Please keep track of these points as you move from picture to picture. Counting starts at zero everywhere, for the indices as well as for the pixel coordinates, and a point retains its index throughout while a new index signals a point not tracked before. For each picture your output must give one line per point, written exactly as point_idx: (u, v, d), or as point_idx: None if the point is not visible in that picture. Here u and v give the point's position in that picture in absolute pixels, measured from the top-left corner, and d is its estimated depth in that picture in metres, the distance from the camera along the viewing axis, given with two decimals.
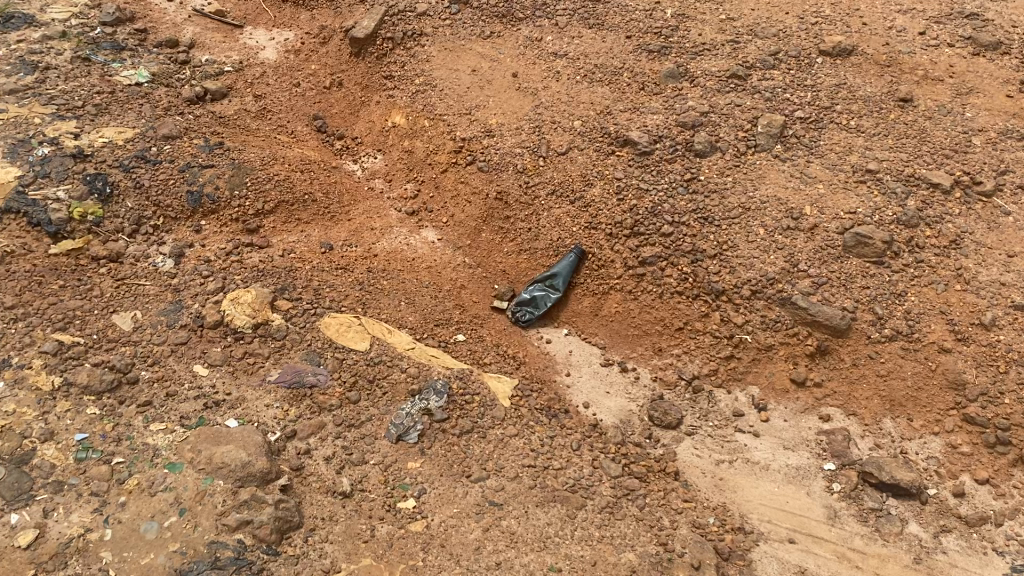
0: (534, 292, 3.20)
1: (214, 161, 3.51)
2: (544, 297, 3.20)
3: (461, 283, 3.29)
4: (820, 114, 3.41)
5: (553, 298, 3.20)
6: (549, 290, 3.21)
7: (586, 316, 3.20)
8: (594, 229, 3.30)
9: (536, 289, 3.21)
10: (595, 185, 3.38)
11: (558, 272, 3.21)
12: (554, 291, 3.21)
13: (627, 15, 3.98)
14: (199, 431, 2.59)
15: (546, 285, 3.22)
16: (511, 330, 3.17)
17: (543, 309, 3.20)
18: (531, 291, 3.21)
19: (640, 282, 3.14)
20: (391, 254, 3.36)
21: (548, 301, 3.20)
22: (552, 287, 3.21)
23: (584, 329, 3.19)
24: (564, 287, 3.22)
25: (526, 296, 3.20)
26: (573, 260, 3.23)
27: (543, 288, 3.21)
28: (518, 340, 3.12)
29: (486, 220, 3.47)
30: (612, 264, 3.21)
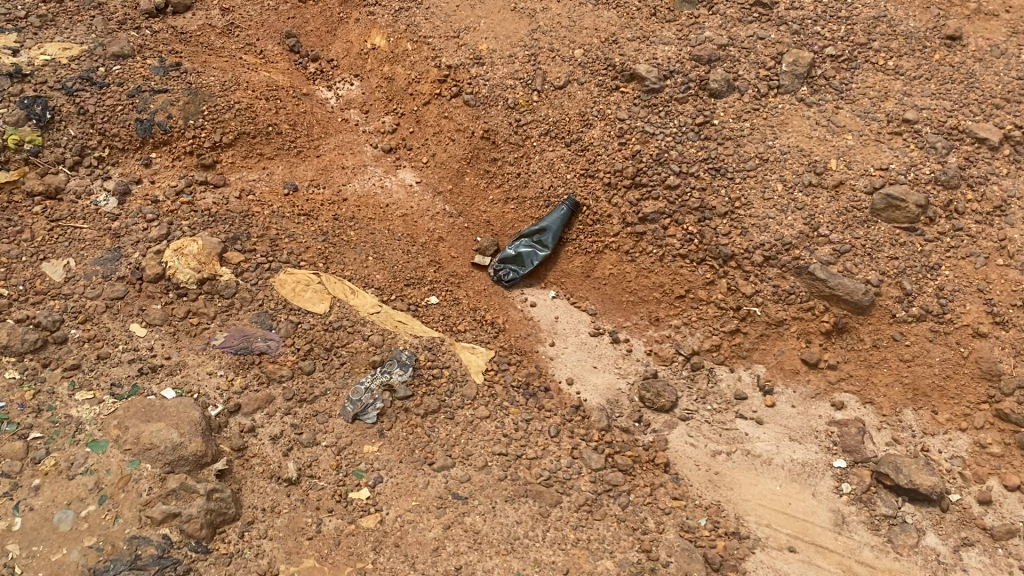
0: (520, 249, 2.87)
1: (169, 85, 3.13)
2: (530, 255, 2.87)
3: (439, 236, 2.96)
4: (853, 52, 2.99)
5: (541, 256, 2.87)
6: (536, 247, 2.88)
7: (577, 278, 2.88)
8: (590, 178, 2.94)
9: (522, 245, 2.88)
10: (595, 125, 3.01)
11: (547, 227, 2.87)
12: (542, 248, 2.87)
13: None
14: (129, 402, 2.30)
15: (533, 240, 2.88)
16: (492, 292, 2.84)
17: (529, 268, 2.88)
18: (516, 247, 2.88)
19: (639, 241, 2.80)
20: (362, 199, 3.04)
21: (535, 258, 2.87)
22: (540, 243, 2.88)
23: (574, 292, 2.87)
24: (553, 243, 2.88)
25: (510, 253, 2.87)
26: (565, 213, 2.88)
27: (529, 245, 2.88)
28: (500, 303, 2.81)
29: (470, 162, 3.11)
30: (608, 219, 2.86)
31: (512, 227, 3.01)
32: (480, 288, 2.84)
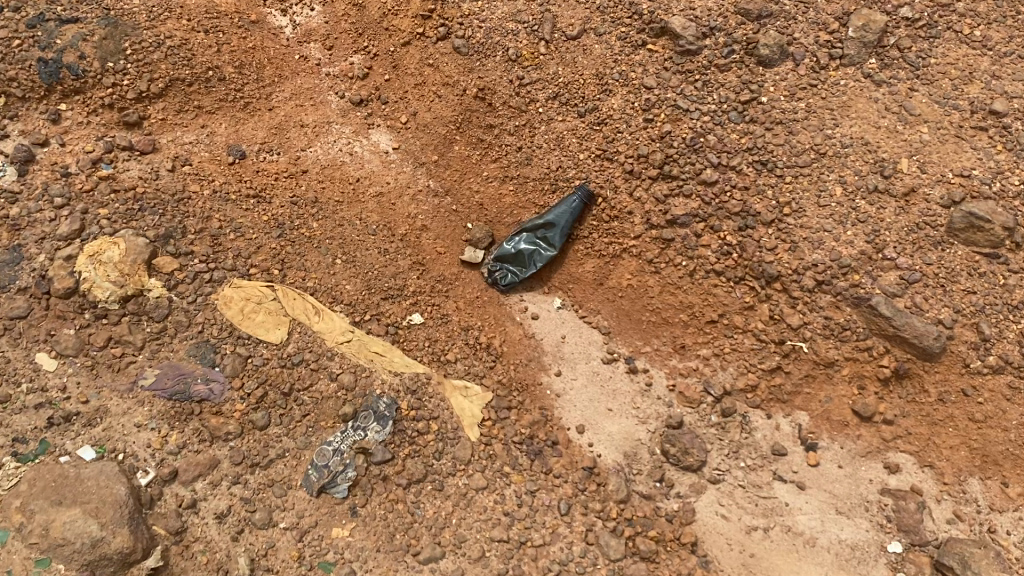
0: (521, 248, 2.40)
1: (82, 10, 2.39)
2: (533, 256, 2.40)
3: (421, 225, 2.43)
4: (933, 14, 2.41)
5: (546, 257, 2.40)
6: (541, 245, 2.40)
7: (586, 285, 2.41)
8: (607, 161, 2.43)
9: (524, 244, 2.40)
10: (616, 91, 2.46)
11: (555, 223, 2.38)
12: (548, 247, 2.39)
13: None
14: (36, 471, 1.80)
15: (538, 237, 2.40)
16: (485, 301, 2.38)
17: (532, 272, 2.41)
18: (517, 246, 2.40)
19: (666, 249, 2.32)
20: (326, 170, 2.47)
21: (539, 260, 2.40)
22: (546, 241, 2.39)
23: (583, 302, 2.40)
24: (562, 242, 2.40)
25: (509, 252, 2.40)
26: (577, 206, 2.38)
27: (533, 243, 2.40)
28: (495, 317, 2.34)
29: (460, 126, 2.55)
30: (628, 217, 2.37)
31: (512, 216, 2.51)
32: (471, 297, 2.36)
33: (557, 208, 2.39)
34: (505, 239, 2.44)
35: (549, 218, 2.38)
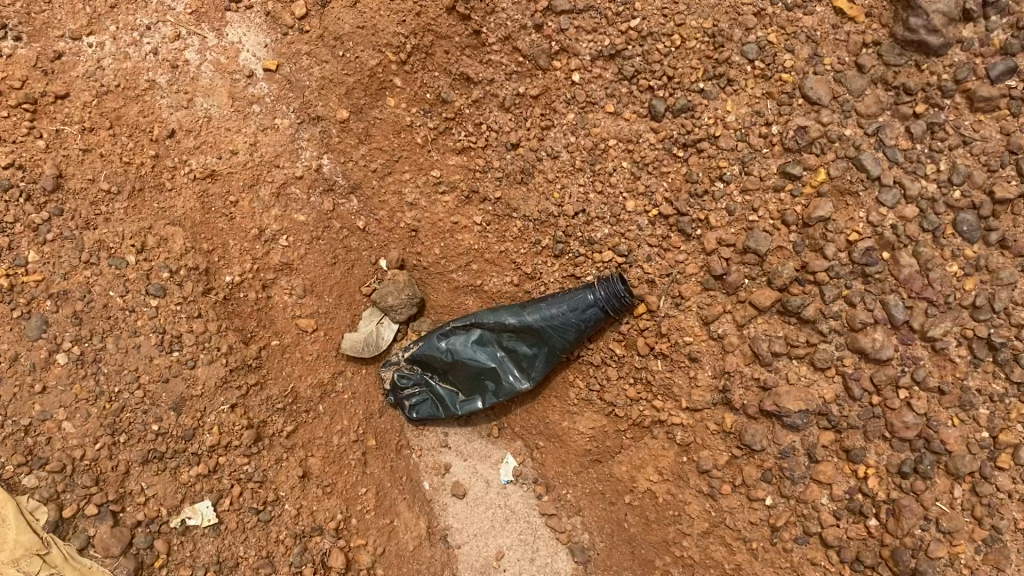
0: (466, 359, 1.23)
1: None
2: (484, 379, 1.24)
3: (270, 279, 1.21)
4: None
5: (507, 390, 1.23)
6: (503, 364, 1.22)
7: (569, 462, 1.29)
8: (681, 240, 1.17)
9: (471, 354, 1.23)
10: (741, 82, 1.11)
11: (537, 336, 1.18)
12: (516, 372, 1.22)
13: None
14: None
15: (501, 347, 1.22)
16: (369, 453, 1.26)
17: (476, 405, 1.26)
18: (459, 351, 1.23)
19: (743, 459, 1.16)
20: (108, 97, 1.13)
21: (494, 391, 1.24)
22: (516, 359, 1.21)
23: (551, 487, 1.32)
24: (545, 372, 1.21)
25: (442, 359, 1.24)
26: (588, 321, 1.15)
27: (490, 357, 1.22)
28: (375, 498, 1.23)
29: (407, 59, 1.21)
30: (687, 369, 1.17)
31: (472, 272, 1.32)
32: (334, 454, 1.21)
33: (547, 309, 1.17)
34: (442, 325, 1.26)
35: (526, 324, 1.18)
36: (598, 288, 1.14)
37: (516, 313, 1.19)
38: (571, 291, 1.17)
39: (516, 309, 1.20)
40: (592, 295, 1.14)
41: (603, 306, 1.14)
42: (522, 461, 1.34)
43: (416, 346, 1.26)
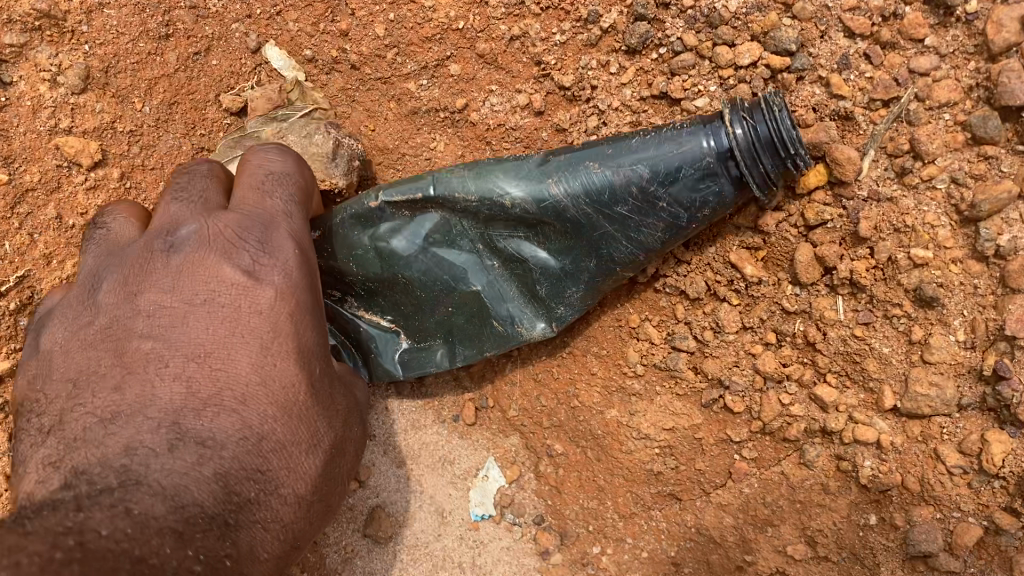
0: (415, 275, 0.56)
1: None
2: (452, 313, 0.58)
3: (9, 49, 0.56)
4: None
5: (504, 341, 0.58)
6: (496, 286, 0.56)
7: (613, 493, 0.61)
8: (931, 30, 0.50)
9: (422, 263, 0.55)
10: None
11: (579, 236, 0.53)
12: (523, 305, 0.56)
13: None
14: None
15: (490, 252, 0.55)
16: None
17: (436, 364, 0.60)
18: (396, 258, 0.56)
19: (1019, 541, 0.49)
20: None
21: (473, 341, 0.59)
22: (522, 279, 0.55)
23: (566, 539, 0.62)
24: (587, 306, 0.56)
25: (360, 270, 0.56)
26: (701, 208, 0.51)
27: (467, 270, 0.56)
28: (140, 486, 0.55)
29: None
30: (899, 325, 0.51)
31: (445, 81, 0.61)
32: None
33: (605, 178, 0.51)
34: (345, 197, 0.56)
35: (553, 212, 0.52)
36: (729, 134, 0.49)
37: (526, 182, 0.52)
38: (657, 134, 0.51)
39: (525, 173, 0.53)
40: (715, 148, 0.50)
41: (739, 172, 0.50)
42: (516, 481, 0.64)
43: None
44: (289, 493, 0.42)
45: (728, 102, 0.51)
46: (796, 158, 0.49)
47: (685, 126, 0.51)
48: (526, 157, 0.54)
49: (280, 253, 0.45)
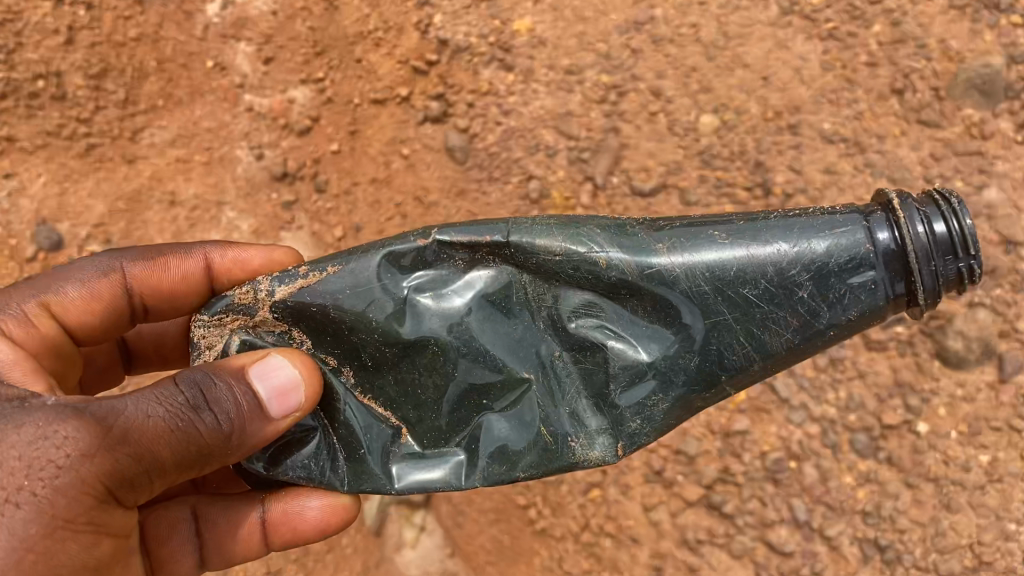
0: (448, 339, 0.87)
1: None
2: (483, 408, 0.88)
3: None
4: None
5: (554, 468, 0.86)
6: (558, 379, 0.87)
7: None
8: None
9: (455, 336, 0.87)
10: None
11: (700, 304, 0.86)
12: (591, 422, 0.87)
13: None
14: None
15: (554, 340, 0.88)
16: None
17: (456, 484, 0.87)
18: (409, 330, 0.87)
19: None
20: None
21: (513, 465, 0.87)
22: (591, 382, 0.87)
23: None
24: (660, 430, 0.88)
25: (349, 319, 0.87)
26: (857, 305, 0.85)
27: (528, 361, 0.87)
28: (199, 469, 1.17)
29: None
30: (630, 545, 1.40)
31: None
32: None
33: (737, 265, 0.85)
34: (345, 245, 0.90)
35: (662, 273, 0.86)
36: (894, 239, 0.85)
37: (634, 248, 0.87)
38: (817, 218, 0.87)
39: (633, 237, 0.88)
40: (876, 247, 0.85)
41: (907, 287, 0.85)
42: None
43: (300, 275, 0.88)
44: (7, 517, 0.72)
45: (898, 194, 0.89)
46: (972, 260, 0.86)
47: (841, 214, 0.87)
48: (629, 223, 0.90)
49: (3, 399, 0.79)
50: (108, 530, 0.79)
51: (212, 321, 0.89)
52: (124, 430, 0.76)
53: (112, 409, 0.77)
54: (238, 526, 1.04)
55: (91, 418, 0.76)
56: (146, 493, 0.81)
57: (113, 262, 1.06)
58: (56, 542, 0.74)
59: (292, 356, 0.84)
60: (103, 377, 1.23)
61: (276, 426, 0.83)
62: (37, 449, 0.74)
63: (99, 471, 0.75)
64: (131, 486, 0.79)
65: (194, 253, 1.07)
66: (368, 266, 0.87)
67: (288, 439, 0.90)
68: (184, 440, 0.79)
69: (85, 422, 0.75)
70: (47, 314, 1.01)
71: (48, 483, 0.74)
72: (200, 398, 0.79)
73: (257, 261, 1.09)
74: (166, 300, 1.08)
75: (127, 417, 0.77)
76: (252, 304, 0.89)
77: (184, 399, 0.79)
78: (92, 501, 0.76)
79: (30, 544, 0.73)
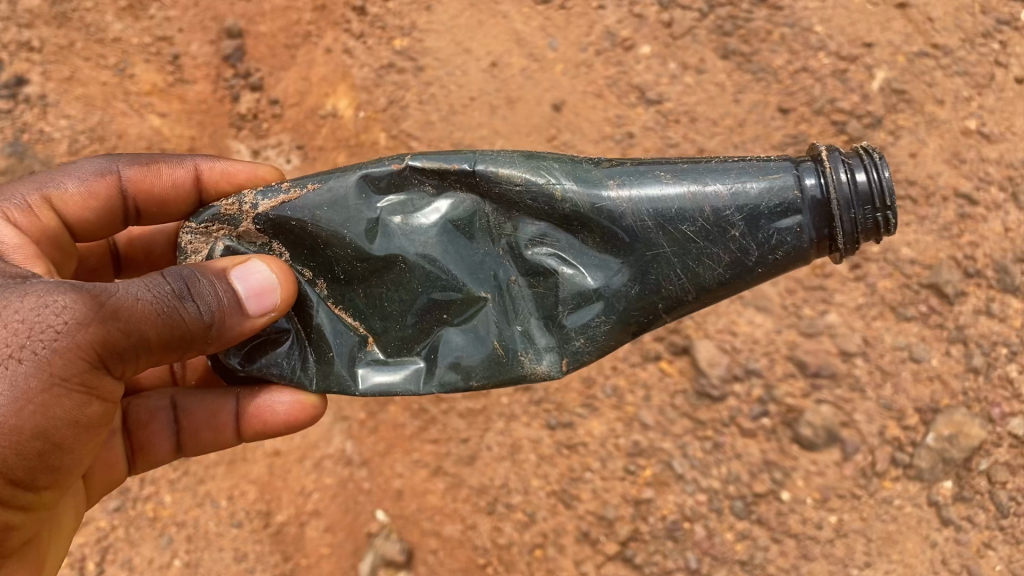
0: (413, 258, 1.20)
1: (47, 124, 2.08)
2: (444, 321, 1.21)
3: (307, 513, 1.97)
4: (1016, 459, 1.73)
5: (508, 376, 1.20)
6: (514, 301, 1.20)
7: None
8: (564, 508, 1.86)
9: (422, 250, 1.20)
10: (601, 410, 1.90)
11: (643, 235, 1.17)
12: (541, 341, 1.20)
13: (814, 12, 2.04)
14: None
15: (513, 267, 1.20)
16: None
17: (413, 386, 1.21)
18: (378, 247, 1.20)
19: None
20: None
21: (468, 374, 1.20)
22: (543, 305, 1.20)
23: None
24: (601, 348, 1.20)
25: (325, 235, 1.21)
26: (783, 244, 1.14)
27: (486, 283, 1.20)
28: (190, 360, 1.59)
29: None
30: None
31: (436, 520, 1.94)
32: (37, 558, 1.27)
33: (675, 206, 1.16)
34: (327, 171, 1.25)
35: (611, 204, 1.18)
36: (820, 185, 1.14)
37: (591, 185, 1.19)
38: (751, 168, 1.17)
39: (590, 178, 1.19)
40: (803, 194, 1.14)
41: (830, 229, 1.14)
42: None
43: (283, 192, 1.23)
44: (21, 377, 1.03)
45: (830, 150, 1.17)
46: (889, 211, 1.12)
47: (778, 165, 1.16)
48: (587, 165, 1.22)
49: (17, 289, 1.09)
50: (98, 392, 1.11)
51: (200, 231, 1.25)
52: (114, 307, 1.07)
53: (108, 290, 1.07)
54: (213, 415, 1.47)
55: (80, 300, 1.06)
56: (132, 365, 1.12)
57: (111, 165, 1.41)
58: (52, 394, 1.05)
59: (268, 265, 1.16)
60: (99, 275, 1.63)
61: (251, 320, 1.15)
62: (42, 317, 1.05)
63: (92, 336, 1.05)
64: (118, 355, 1.09)
65: (188, 163, 1.41)
66: (346, 189, 1.21)
67: (265, 339, 1.27)
68: (158, 324, 1.09)
69: (83, 297, 1.06)
70: (50, 208, 1.36)
71: (48, 344, 1.04)
72: (184, 289, 1.11)
73: (242, 174, 1.43)
74: (157, 206, 1.43)
75: (110, 302, 1.07)
76: (238, 216, 1.24)
77: (169, 290, 1.10)
78: (87, 363, 1.07)
79: (31, 393, 1.04)
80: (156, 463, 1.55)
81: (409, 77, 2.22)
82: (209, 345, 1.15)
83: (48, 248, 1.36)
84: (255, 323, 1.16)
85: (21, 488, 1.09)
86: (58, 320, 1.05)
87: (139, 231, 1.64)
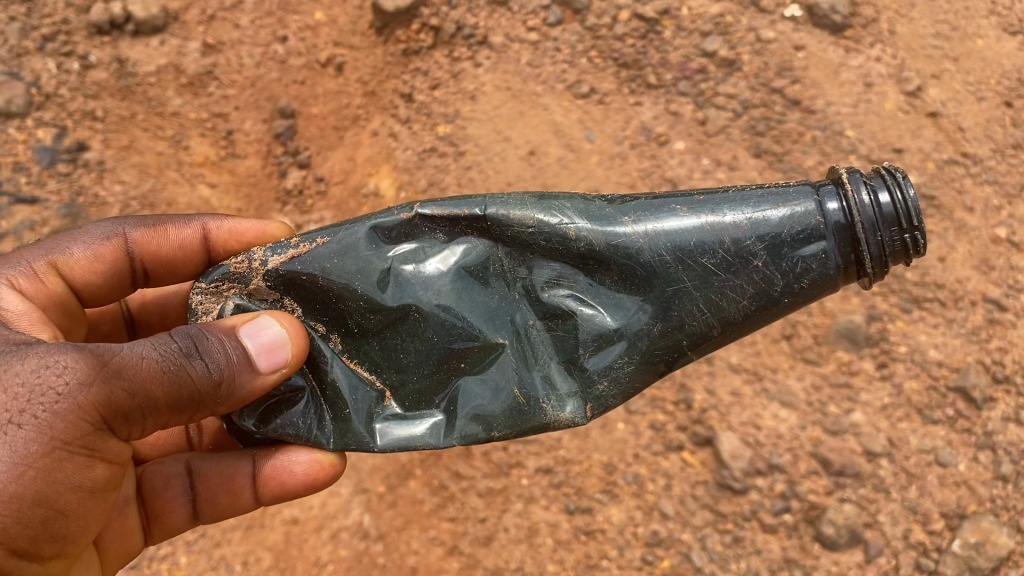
0: (427, 309, 1.23)
1: (102, 189, 2.18)
2: (462, 372, 1.24)
3: None
4: None
5: (531, 425, 1.23)
6: (535, 347, 1.24)
7: None
8: None
9: (436, 300, 1.22)
10: (621, 497, 1.89)
11: (663, 271, 1.21)
12: (563, 387, 1.23)
13: (845, 117, 2.09)
14: None
15: (531, 313, 1.24)
16: None
17: (434, 441, 1.23)
18: (392, 302, 1.23)
19: None
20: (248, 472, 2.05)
21: (489, 425, 1.23)
22: (563, 349, 1.23)
23: None
24: (625, 391, 1.24)
25: (336, 288, 1.23)
26: (808, 271, 1.19)
27: (504, 329, 1.23)
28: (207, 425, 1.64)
29: (425, 460, 2.03)
30: None
31: None
32: None
33: (693, 240, 1.20)
34: (334, 224, 1.27)
35: (627, 241, 1.21)
36: (842, 209, 1.19)
37: (604, 223, 1.22)
38: (768, 198, 1.21)
39: (603, 215, 1.23)
40: (825, 220, 1.19)
41: (856, 253, 1.19)
42: None
43: (292, 247, 1.25)
44: (22, 447, 1.05)
45: (845, 172, 1.23)
46: (916, 231, 1.18)
47: (798, 191, 1.21)
48: (599, 203, 1.25)
49: (15, 354, 1.10)
50: (99, 455, 1.13)
51: (209, 291, 1.27)
52: (118, 366, 1.08)
53: (112, 350, 1.09)
54: (236, 475, 1.49)
55: (82, 361, 1.07)
56: (137, 427, 1.14)
57: (118, 228, 1.46)
58: (53, 459, 1.07)
59: (278, 321, 1.19)
60: (111, 340, 1.69)
61: (264, 380, 1.19)
62: (42, 379, 1.06)
63: (94, 398, 1.07)
64: (127, 417, 1.11)
65: (195, 226, 1.47)
66: (360, 242, 1.24)
67: (281, 399, 1.28)
68: (167, 384, 1.11)
69: (85, 357, 1.07)
70: (56, 274, 1.41)
71: (48, 407, 1.06)
72: (193, 347, 1.13)
73: (248, 234, 1.48)
74: (164, 267, 1.49)
75: (115, 364, 1.09)
76: (248, 274, 1.26)
77: (178, 349, 1.12)
78: (90, 427, 1.09)
79: (31, 458, 1.06)
80: (174, 531, 1.58)
81: (449, 161, 2.30)
82: (219, 404, 1.18)
83: (54, 315, 1.41)
84: (265, 381, 1.19)
85: (24, 558, 1.10)
86: (58, 384, 1.06)
87: (149, 294, 1.71)
